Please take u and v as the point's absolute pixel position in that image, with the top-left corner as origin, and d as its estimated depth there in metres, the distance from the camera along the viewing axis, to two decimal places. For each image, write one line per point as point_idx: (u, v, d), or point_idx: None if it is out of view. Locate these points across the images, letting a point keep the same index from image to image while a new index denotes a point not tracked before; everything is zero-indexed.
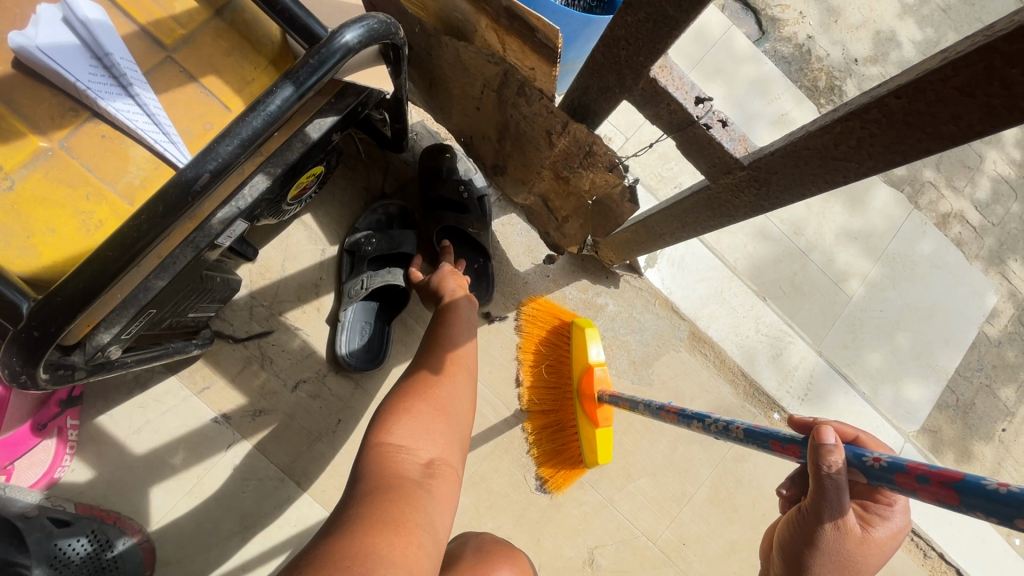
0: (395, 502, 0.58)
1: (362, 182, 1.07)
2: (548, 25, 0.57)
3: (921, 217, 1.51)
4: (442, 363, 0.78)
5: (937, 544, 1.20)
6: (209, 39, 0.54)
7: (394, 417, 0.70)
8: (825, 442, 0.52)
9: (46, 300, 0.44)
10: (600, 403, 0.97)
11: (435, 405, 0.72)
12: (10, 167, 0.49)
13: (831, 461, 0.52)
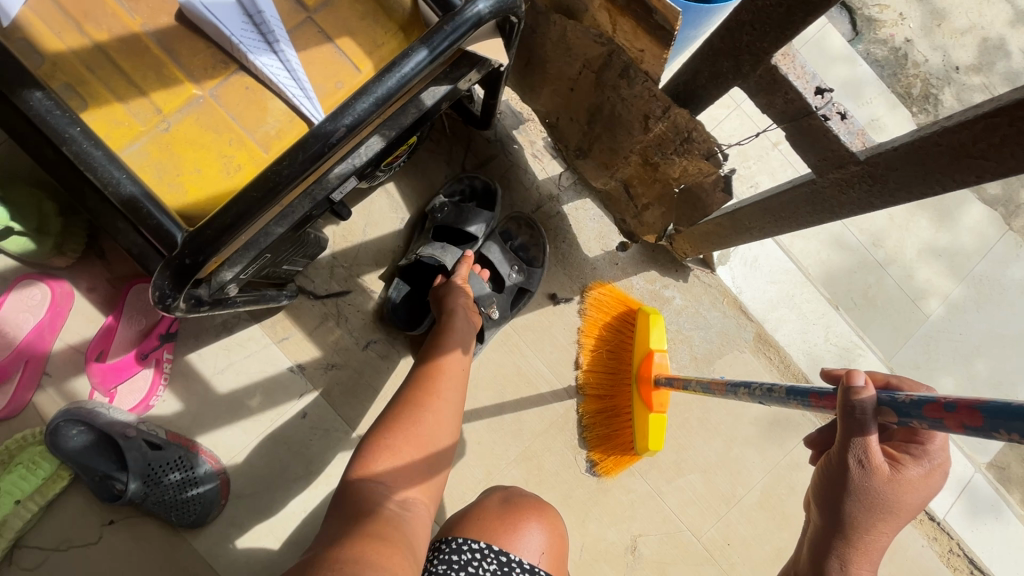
0: (368, 536, 0.61)
1: (445, 157, 1.10)
2: (669, 7, 0.59)
3: (1015, 240, 1.41)
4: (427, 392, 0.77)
5: None
6: (347, 3, 0.57)
7: (373, 451, 0.71)
8: (853, 383, 0.52)
9: (201, 233, 0.49)
10: (656, 387, 0.97)
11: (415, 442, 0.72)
12: (168, 110, 0.54)
13: (857, 401, 0.51)
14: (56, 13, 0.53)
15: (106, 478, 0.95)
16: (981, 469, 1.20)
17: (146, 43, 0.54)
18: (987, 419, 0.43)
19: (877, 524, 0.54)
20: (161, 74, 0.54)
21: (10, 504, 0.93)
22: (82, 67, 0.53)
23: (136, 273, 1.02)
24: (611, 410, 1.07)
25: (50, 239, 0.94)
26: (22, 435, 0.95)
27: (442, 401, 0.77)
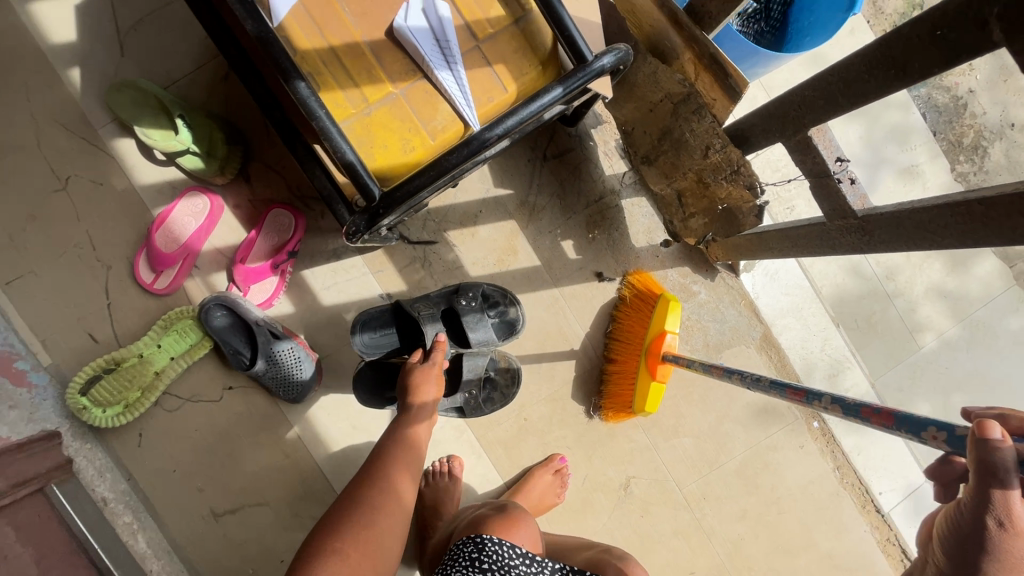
0: None
1: (531, 143, 1.30)
2: (741, 75, 0.81)
3: (1020, 294, 1.56)
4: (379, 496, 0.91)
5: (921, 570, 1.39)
6: (506, 39, 0.77)
7: (324, 555, 0.81)
8: (989, 437, 0.59)
9: (393, 194, 0.73)
10: (664, 362, 1.19)
11: (363, 542, 0.84)
12: (371, 100, 0.76)
13: (995, 454, 0.59)
14: (307, 19, 0.75)
15: (238, 353, 1.22)
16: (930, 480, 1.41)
17: (363, 49, 0.75)
18: (896, 421, 0.71)
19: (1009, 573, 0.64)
20: (370, 72, 0.76)
21: (166, 358, 1.22)
22: (320, 61, 0.75)
23: (273, 199, 1.27)
24: (619, 373, 1.28)
25: (216, 161, 1.20)
26: (178, 310, 1.23)
27: (392, 502, 0.92)
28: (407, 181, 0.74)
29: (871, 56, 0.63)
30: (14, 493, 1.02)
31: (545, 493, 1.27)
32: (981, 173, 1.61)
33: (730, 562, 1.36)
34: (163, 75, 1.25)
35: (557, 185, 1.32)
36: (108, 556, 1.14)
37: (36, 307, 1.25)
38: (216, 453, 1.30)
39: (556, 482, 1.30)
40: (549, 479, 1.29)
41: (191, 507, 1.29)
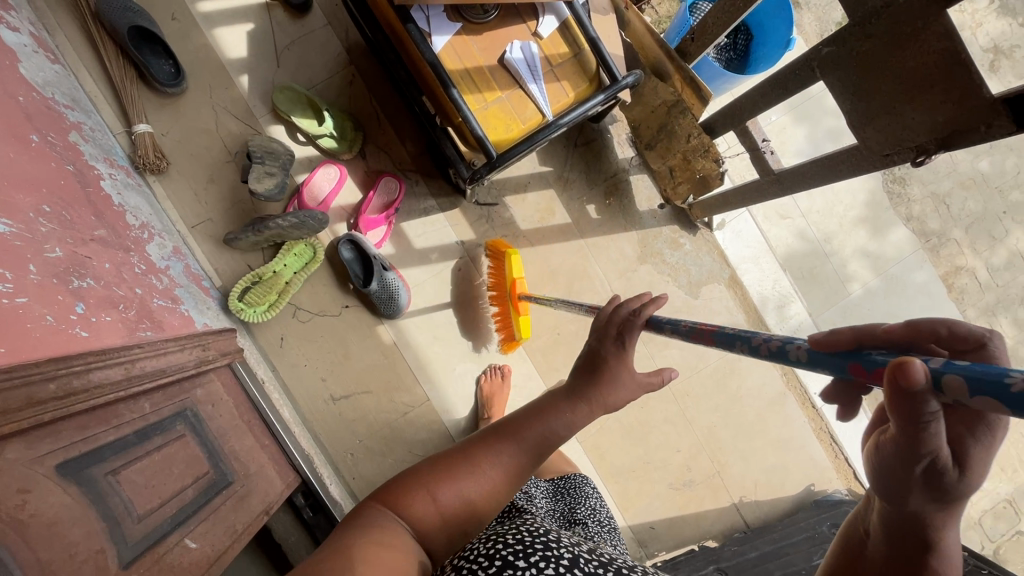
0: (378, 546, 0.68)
1: (566, 134, 1.82)
2: (707, 90, 1.33)
3: (923, 256, 2.11)
4: (501, 460, 0.83)
5: (844, 450, 1.93)
6: (569, 66, 1.28)
7: (426, 481, 0.80)
8: (910, 374, 0.45)
9: (502, 156, 1.25)
10: (521, 300, 1.67)
11: (462, 499, 0.79)
12: (489, 100, 1.26)
13: (916, 393, 0.45)
14: (453, 52, 1.26)
15: (356, 275, 1.70)
16: None
17: (485, 71, 1.26)
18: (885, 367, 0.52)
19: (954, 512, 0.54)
20: (488, 83, 1.27)
21: (292, 274, 1.72)
22: (458, 75, 1.26)
23: (382, 171, 1.78)
24: (500, 318, 1.79)
25: (345, 141, 1.72)
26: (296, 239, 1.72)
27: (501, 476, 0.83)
28: (511, 149, 1.26)
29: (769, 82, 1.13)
30: (222, 361, 1.50)
31: None
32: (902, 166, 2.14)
33: (706, 442, 1.89)
34: (306, 81, 1.76)
35: (584, 165, 1.83)
36: (272, 415, 1.61)
37: (211, 245, 1.74)
38: (335, 354, 1.78)
39: None
40: None
41: (316, 392, 1.77)
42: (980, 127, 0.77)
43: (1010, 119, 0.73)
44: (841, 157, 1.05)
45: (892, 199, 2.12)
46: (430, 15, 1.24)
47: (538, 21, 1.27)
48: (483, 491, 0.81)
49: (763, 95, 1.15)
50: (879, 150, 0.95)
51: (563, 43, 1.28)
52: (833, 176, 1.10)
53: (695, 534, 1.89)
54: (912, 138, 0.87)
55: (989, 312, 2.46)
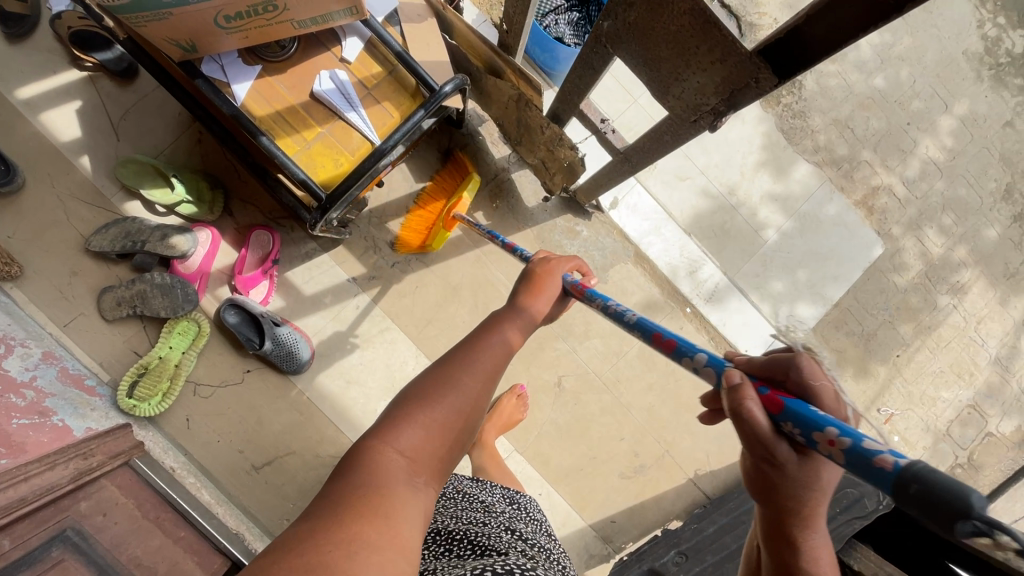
0: (369, 503, 0.63)
1: (436, 145, 1.75)
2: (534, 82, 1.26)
3: (831, 188, 2.10)
4: (465, 385, 0.80)
5: None
6: (386, 85, 1.22)
7: (400, 419, 0.75)
8: (729, 382, 0.62)
9: (333, 195, 1.18)
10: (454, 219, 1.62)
11: (440, 422, 0.76)
12: (309, 139, 1.19)
13: (743, 407, 0.58)
14: (259, 96, 1.18)
15: (248, 339, 1.63)
16: (781, 335, 1.96)
17: (298, 109, 1.19)
18: (785, 410, 0.57)
19: (811, 508, 0.60)
20: (304, 121, 1.19)
21: (179, 353, 1.63)
22: (270, 120, 1.18)
23: (254, 225, 1.70)
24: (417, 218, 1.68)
25: (204, 203, 1.63)
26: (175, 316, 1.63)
27: (473, 393, 0.80)
28: (342, 186, 1.18)
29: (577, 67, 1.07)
30: (112, 464, 1.40)
31: (512, 412, 1.74)
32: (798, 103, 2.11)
33: (649, 423, 1.85)
34: (152, 148, 1.67)
35: None
36: (186, 503, 1.51)
37: (89, 340, 1.63)
38: (247, 423, 1.71)
39: (519, 403, 1.76)
40: (514, 402, 1.76)
41: (236, 465, 1.69)
42: (751, 82, 0.72)
43: (770, 69, 0.68)
44: (661, 129, 1.00)
45: (789, 136, 2.10)
46: (224, 64, 1.15)
47: (341, 46, 1.20)
48: (456, 414, 0.78)
49: (580, 77, 1.09)
50: (683, 120, 0.90)
51: (374, 62, 1.22)
52: (662, 148, 1.05)
53: (659, 517, 1.85)
54: (705, 101, 0.82)
55: (913, 225, 2.46)
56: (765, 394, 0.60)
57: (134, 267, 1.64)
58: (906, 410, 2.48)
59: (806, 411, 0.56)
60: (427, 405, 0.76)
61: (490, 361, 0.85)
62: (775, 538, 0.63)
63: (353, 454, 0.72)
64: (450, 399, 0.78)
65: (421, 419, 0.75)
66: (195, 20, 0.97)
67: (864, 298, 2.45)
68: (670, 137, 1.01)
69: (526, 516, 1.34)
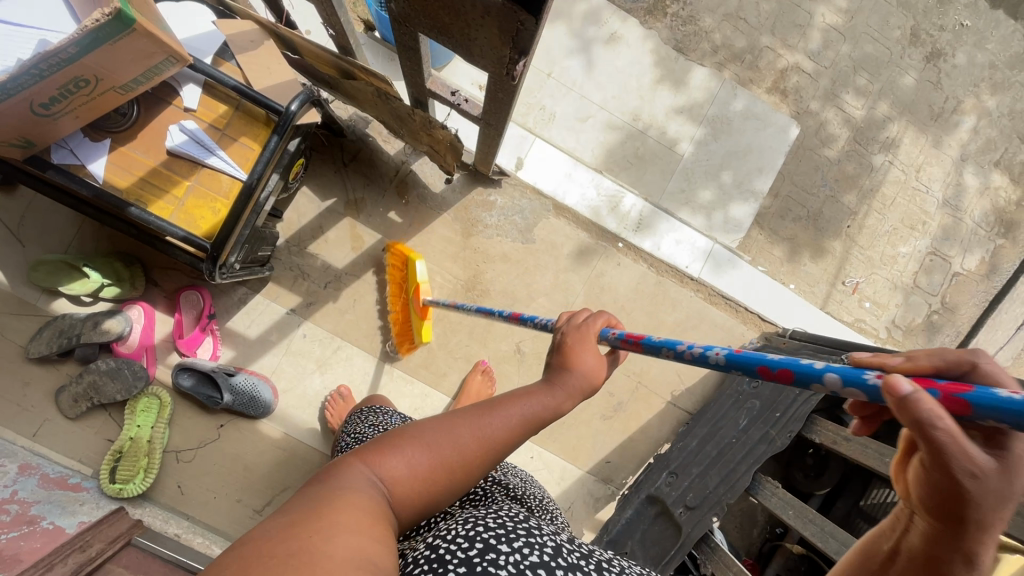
0: (335, 510, 0.57)
1: (330, 159, 1.76)
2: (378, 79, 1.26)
3: (732, 84, 2.10)
4: (474, 431, 0.71)
5: (738, 300, 1.98)
6: (238, 122, 1.23)
7: (393, 446, 0.69)
8: (898, 392, 0.49)
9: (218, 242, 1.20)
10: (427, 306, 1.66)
11: (436, 461, 0.68)
12: (180, 196, 1.21)
13: (919, 410, 0.48)
14: (117, 168, 1.19)
15: (208, 396, 1.67)
16: (717, 242, 2.00)
17: (160, 169, 1.20)
18: (976, 408, 0.48)
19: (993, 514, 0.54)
20: (169, 180, 1.20)
21: (149, 428, 1.68)
22: (137, 189, 1.19)
23: (182, 287, 1.73)
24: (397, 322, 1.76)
25: (125, 281, 1.65)
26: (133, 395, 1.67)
27: (484, 442, 0.72)
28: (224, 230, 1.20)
29: (404, 55, 1.08)
30: (111, 547, 1.40)
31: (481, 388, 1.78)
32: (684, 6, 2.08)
33: None
34: (60, 244, 1.69)
35: (363, 179, 1.78)
36: (196, 562, 1.52)
37: (60, 441, 1.67)
38: (235, 472, 1.75)
39: (486, 377, 1.79)
40: (480, 377, 1.78)
41: (238, 513, 1.73)
42: (519, 26, 0.73)
43: (524, 12, 0.69)
44: (494, 91, 1.01)
45: (678, 46, 2.08)
46: (72, 147, 1.16)
47: (180, 97, 1.20)
48: (455, 457, 0.70)
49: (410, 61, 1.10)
50: (500, 77, 0.91)
51: (219, 103, 1.22)
52: (506, 105, 1.06)
53: (650, 446, 1.92)
54: (501, 54, 0.83)
55: (829, 95, 2.46)
56: (940, 395, 0.50)
57: (79, 361, 1.67)
58: (871, 276, 2.51)
59: (999, 403, 0.46)
60: (427, 434, 0.70)
61: (513, 421, 0.74)
62: (942, 548, 0.58)
63: (341, 469, 0.66)
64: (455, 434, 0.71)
65: (420, 446, 0.69)
66: (13, 115, 0.97)
67: (801, 182, 2.46)
68: (504, 94, 1.01)
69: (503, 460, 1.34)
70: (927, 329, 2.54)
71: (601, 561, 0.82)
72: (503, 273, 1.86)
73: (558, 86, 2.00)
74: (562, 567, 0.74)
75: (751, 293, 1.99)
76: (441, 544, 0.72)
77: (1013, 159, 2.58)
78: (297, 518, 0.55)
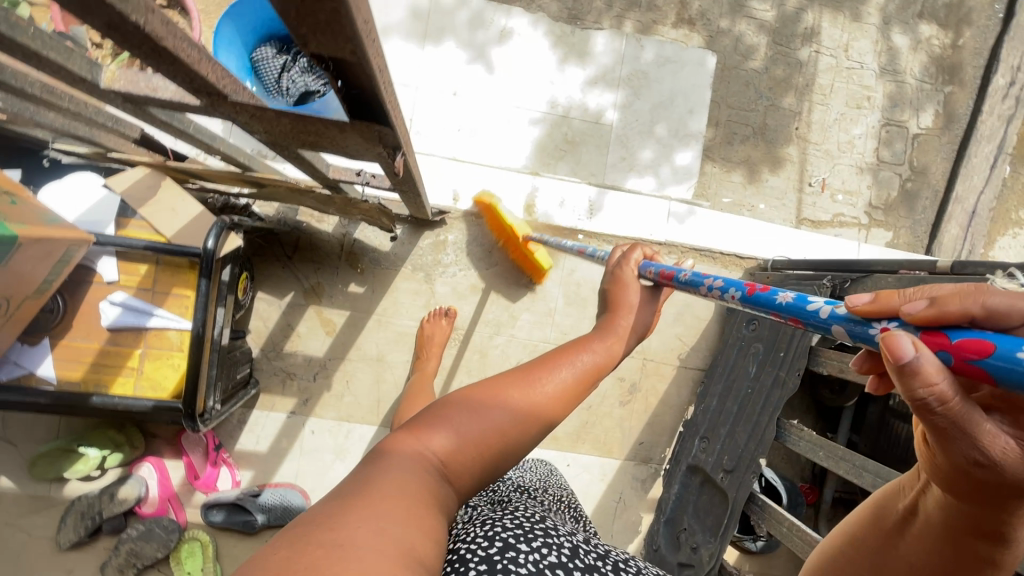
0: (383, 492, 0.53)
1: (274, 257, 1.74)
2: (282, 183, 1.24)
3: (636, 37, 2.05)
4: (525, 397, 0.71)
5: (710, 248, 1.98)
6: (163, 274, 1.20)
7: (440, 418, 0.67)
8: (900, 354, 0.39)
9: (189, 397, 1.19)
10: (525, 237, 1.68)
11: (491, 433, 0.67)
12: (137, 366, 1.20)
13: (918, 377, 0.39)
14: (65, 363, 1.17)
15: (244, 522, 1.68)
16: (669, 198, 2.00)
17: (106, 347, 1.18)
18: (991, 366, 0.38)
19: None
20: (120, 355, 1.19)
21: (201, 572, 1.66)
22: (91, 375, 1.18)
23: (181, 429, 1.73)
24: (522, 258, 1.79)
25: (124, 444, 1.66)
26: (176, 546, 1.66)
27: (533, 410, 0.71)
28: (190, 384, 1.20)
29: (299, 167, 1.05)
30: None
31: None
32: None
33: None
34: (50, 431, 1.69)
35: (311, 264, 1.76)
36: None
37: None
38: None
39: None
40: None
41: None
42: (380, 133, 0.71)
43: (377, 123, 0.68)
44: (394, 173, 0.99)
45: (571, 22, 2.02)
46: (15, 359, 1.15)
47: (98, 273, 1.18)
48: (503, 429, 0.68)
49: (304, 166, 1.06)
50: (391, 165, 0.89)
51: (138, 263, 1.19)
52: (411, 177, 1.03)
53: (675, 414, 1.94)
54: (379, 153, 0.81)
55: (737, 7, 2.40)
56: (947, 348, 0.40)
57: (111, 534, 1.68)
58: (834, 168, 2.48)
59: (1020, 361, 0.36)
60: (468, 409, 0.68)
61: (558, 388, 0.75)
62: (963, 510, 0.49)
63: (387, 448, 0.63)
64: (503, 408, 0.69)
65: (466, 420, 0.67)
66: None
67: (736, 101, 2.41)
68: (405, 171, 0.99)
69: (533, 470, 1.27)
70: (905, 199, 2.52)
71: (619, 560, 0.77)
72: (480, 303, 1.85)
73: (468, 101, 1.96)
74: (581, 569, 0.68)
75: (719, 237, 1.99)
76: (461, 545, 0.66)
77: (935, 4, 2.52)
78: (350, 502, 0.50)
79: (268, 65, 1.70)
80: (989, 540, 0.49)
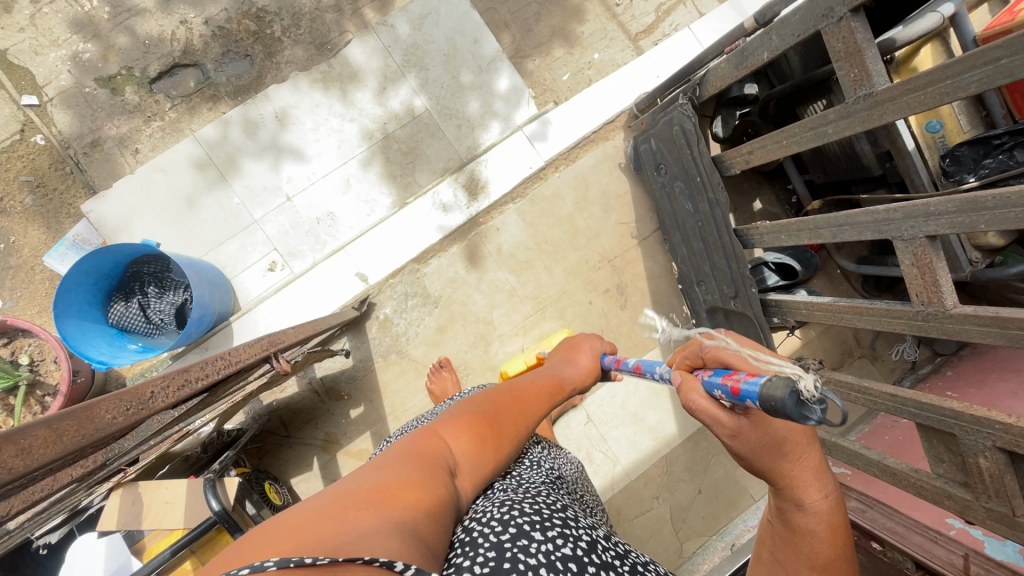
0: (392, 482, 0.60)
1: (280, 446, 1.80)
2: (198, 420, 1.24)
3: (382, 21, 1.98)
4: (514, 411, 0.83)
5: (580, 137, 2.02)
6: (206, 554, 1.26)
7: (445, 424, 0.77)
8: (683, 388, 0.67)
9: None
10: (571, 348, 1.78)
11: (488, 434, 0.77)
12: None
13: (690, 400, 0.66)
14: None
15: None
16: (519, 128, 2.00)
17: None
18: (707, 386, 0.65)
19: (793, 470, 0.62)
20: None
21: None
22: None
23: None
24: None
25: None
26: None
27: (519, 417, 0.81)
28: None
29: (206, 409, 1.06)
30: None
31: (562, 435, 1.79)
32: (283, 30, 1.95)
33: (580, 274, 1.97)
34: None
35: (311, 425, 1.81)
36: None
37: None
38: None
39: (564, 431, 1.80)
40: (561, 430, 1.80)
41: None
42: None
43: None
44: None
45: (322, 50, 1.96)
46: None
47: None
48: (496, 430, 0.77)
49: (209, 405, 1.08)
50: None
51: (180, 564, 1.25)
52: None
53: (666, 279, 2.02)
54: None
55: None
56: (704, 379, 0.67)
57: None
58: None
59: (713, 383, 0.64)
60: (480, 413, 0.80)
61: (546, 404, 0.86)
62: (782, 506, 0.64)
63: (403, 443, 0.72)
64: (506, 416, 0.81)
65: (474, 426, 0.77)
66: None
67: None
68: None
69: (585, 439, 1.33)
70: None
71: (639, 562, 0.72)
72: (456, 334, 1.89)
73: (302, 194, 1.92)
74: (598, 566, 0.65)
75: (580, 124, 2.03)
76: (473, 527, 0.66)
77: None
78: (369, 486, 0.58)
79: (131, 317, 1.74)
80: (804, 534, 0.63)
